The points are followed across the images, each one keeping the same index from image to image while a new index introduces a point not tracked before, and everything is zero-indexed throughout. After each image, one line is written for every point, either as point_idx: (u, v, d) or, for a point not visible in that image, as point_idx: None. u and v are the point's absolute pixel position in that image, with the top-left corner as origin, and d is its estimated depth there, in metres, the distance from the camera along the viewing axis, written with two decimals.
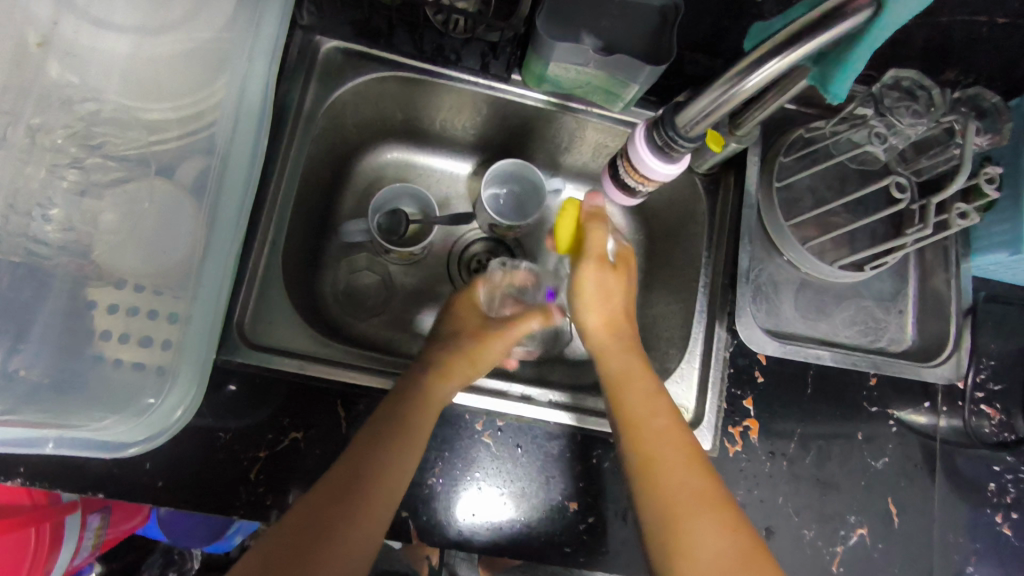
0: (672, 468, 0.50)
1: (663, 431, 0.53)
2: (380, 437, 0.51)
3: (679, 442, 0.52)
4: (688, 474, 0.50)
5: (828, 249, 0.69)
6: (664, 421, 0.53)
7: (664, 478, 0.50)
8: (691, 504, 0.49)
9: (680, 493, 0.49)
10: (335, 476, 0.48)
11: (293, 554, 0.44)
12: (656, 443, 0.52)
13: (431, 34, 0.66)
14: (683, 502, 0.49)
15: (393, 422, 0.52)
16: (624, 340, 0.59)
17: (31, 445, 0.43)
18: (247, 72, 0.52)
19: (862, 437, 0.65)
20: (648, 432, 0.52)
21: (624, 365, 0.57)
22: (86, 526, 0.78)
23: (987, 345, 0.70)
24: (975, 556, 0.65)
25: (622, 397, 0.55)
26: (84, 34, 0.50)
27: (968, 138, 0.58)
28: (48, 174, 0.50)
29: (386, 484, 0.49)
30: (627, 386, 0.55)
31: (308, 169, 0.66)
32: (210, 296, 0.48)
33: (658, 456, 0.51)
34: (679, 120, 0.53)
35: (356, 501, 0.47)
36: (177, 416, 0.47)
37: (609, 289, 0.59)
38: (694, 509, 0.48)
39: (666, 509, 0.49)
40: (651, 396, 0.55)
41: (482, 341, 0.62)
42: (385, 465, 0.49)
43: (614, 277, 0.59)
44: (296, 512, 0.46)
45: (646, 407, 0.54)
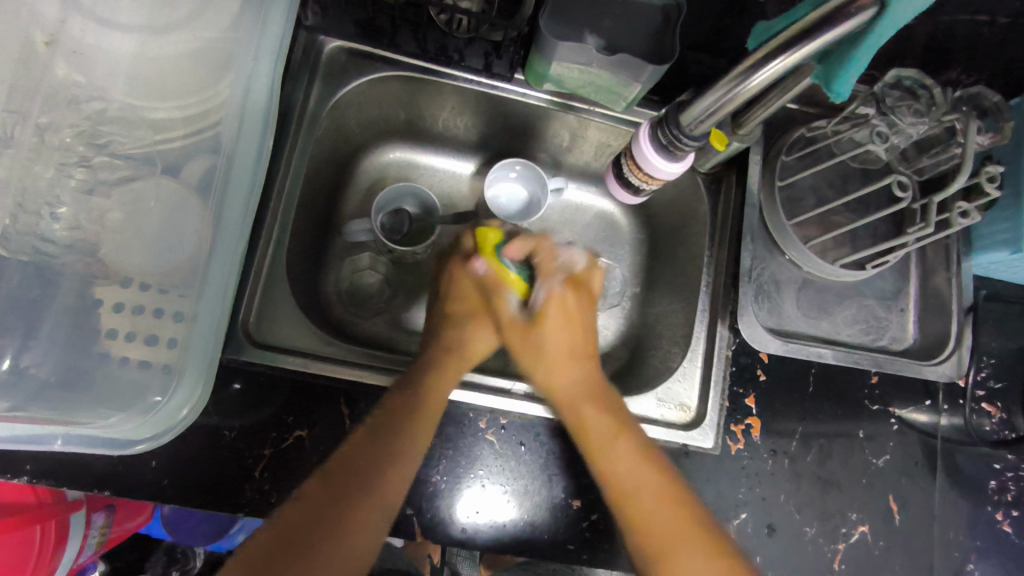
0: (643, 500, 0.52)
1: (627, 457, 0.54)
2: (384, 424, 0.52)
3: (648, 466, 0.54)
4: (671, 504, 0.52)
5: (829, 248, 0.69)
6: (630, 456, 0.54)
7: (636, 495, 0.53)
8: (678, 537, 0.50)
9: (659, 523, 0.51)
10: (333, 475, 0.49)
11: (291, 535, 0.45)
12: (625, 475, 0.53)
13: (435, 34, 0.66)
14: (668, 538, 0.50)
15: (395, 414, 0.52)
16: (580, 388, 0.59)
17: (40, 442, 0.44)
18: (252, 71, 0.52)
19: (863, 435, 0.65)
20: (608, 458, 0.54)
21: (578, 408, 0.57)
22: (89, 525, 0.78)
23: (988, 343, 0.70)
24: (976, 554, 0.65)
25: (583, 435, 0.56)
26: (91, 34, 0.51)
27: (970, 137, 0.58)
28: (56, 173, 0.50)
29: (389, 470, 0.50)
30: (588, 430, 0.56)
31: (312, 168, 0.67)
32: (216, 294, 0.48)
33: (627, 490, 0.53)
34: (684, 119, 0.54)
35: (358, 487, 0.48)
36: (183, 415, 0.48)
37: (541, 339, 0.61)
38: (683, 544, 0.50)
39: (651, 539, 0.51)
40: (611, 435, 0.55)
41: (472, 329, 0.63)
42: (393, 457, 0.50)
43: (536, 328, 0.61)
44: (295, 507, 0.47)
45: (606, 447, 0.55)
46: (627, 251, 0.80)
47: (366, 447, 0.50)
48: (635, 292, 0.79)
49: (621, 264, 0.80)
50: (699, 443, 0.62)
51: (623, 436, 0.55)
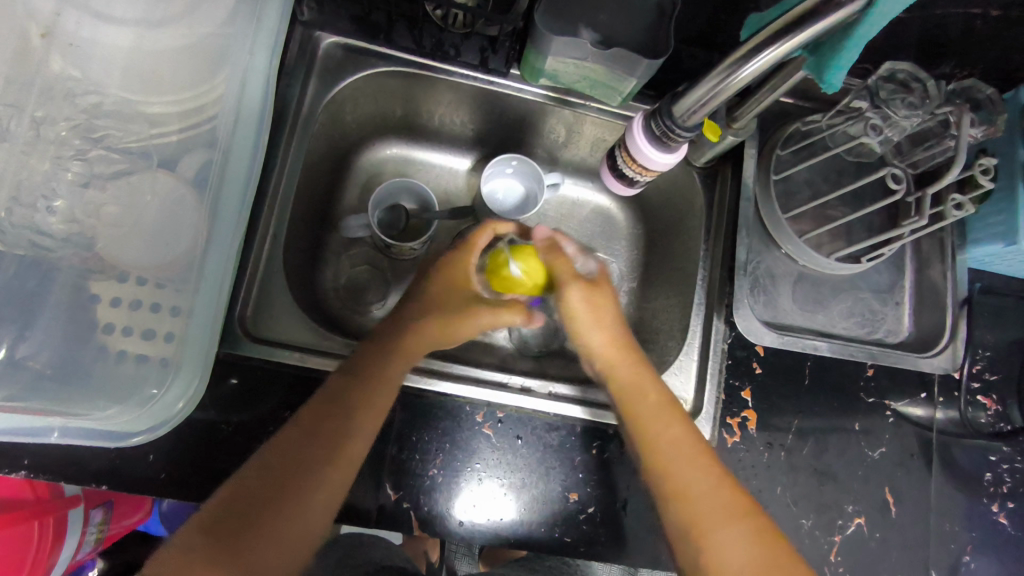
0: (686, 474, 0.52)
1: (661, 425, 0.54)
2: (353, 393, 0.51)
3: (686, 443, 0.53)
4: (694, 470, 0.52)
5: (825, 241, 0.69)
6: (672, 436, 0.54)
7: (683, 480, 0.52)
8: (708, 510, 0.50)
9: (693, 495, 0.51)
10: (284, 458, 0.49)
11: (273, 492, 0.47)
12: (664, 443, 0.53)
13: (431, 30, 0.66)
14: (700, 511, 0.50)
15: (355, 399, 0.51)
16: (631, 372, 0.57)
17: (37, 434, 0.44)
18: (248, 66, 0.52)
19: (859, 428, 0.66)
20: (662, 444, 0.54)
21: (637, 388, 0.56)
22: (88, 521, 0.78)
23: (983, 336, 0.70)
24: (972, 546, 0.65)
25: (636, 407, 0.56)
26: (86, 27, 0.51)
27: (964, 129, 0.58)
28: (52, 166, 0.50)
29: (356, 437, 0.50)
30: (635, 404, 0.56)
31: (308, 164, 0.67)
32: (212, 288, 0.49)
33: (668, 461, 0.53)
34: (676, 110, 0.54)
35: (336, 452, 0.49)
36: (179, 407, 0.48)
37: (600, 305, 0.60)
38: (715, 518, 0.50)
39: (686, 510, 0.51)
40: (660, 410, 0.55)
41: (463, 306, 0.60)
42: (348, 441, 0.50)
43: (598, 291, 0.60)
44: (240, 482, 0.47)
45: (657, 419, 0.55)
46: (623, 245, 0.81)
47: (332, 414, 0.50)
48: (632, 287, 0.79)
49: (618, 259, 0.80)
50: None
51: (674, 411, 0.55)
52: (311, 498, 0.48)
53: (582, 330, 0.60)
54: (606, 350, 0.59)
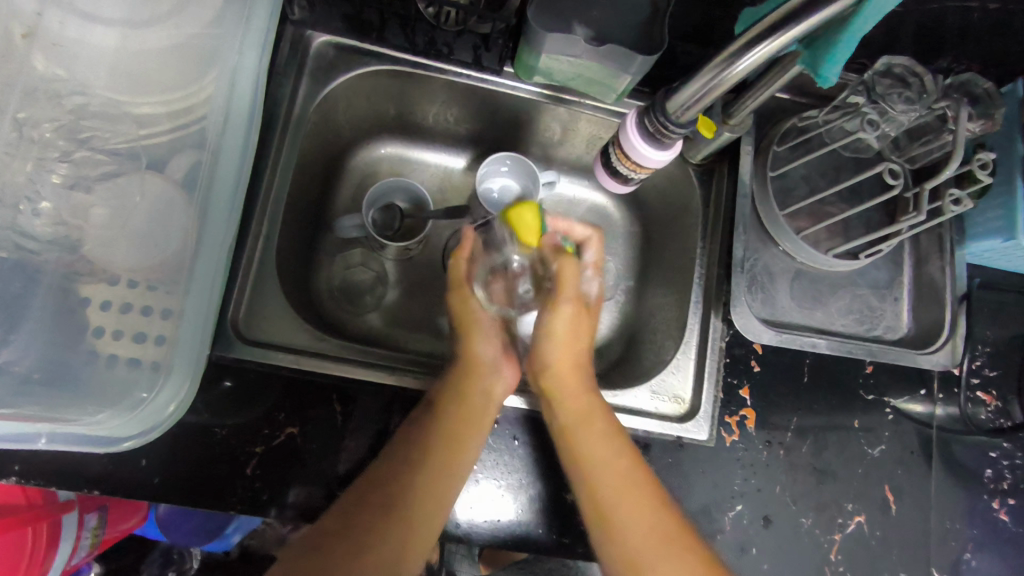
0: (625, 515, 0.53)
1: (599, 452, 0.56)
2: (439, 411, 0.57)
3: (642, 487, 0.55)
4: (634, 499, 0.54)
5: (823, 238, 0.69)
6: (618, 474, 0.55)
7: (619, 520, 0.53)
8: (640, 540, 0.52)
9: (627, 526, 0.53)
10: (371, 479, 0.53)
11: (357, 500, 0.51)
12: (597, 472, 0.55)
13: (424, 27, 0.66)
14: (633, 544, 0.52)
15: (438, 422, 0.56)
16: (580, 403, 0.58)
17: (25, 440, 0.43)
18: (236, 65, 0.52)
19: (858, 426, 0.65)
20: (599, 479, 0.55)
21: (586, 421, 0.57)
22: (83, 526, 0.77)
23: (983, 332, 0.70)
24: (973, 543, 0.65)
25: (576, 435, 0.56)
26: (71, 27, 0.50)
27: (960, 123, 0.57)
28: (35, 168, 0.49)
29: (436, 443, 0.55)
30: (576, 434, 0.56)
31: (301, 165, 0.66)
32: (203, 291, 0.48)
33: (605, 495, 0.54)
34: (670, 106, 0.53)
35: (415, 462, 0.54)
36: (170, 411, 0.47)
37: (578, 330, 0.62)
38: (647, 548, 0.52)
39: (615, 539, 0.53)
40: (608, 442, 0.56)
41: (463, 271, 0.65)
42: (431, 453, 0.54)
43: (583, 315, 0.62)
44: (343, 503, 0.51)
45: (603, 455, 0.56)
46: (621, 244, 0.80)
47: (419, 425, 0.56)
48: (629, 286, 0.78)
49: (615, 257, 0.80)
50: (692, 435, 0.62)
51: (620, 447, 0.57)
52: (411, 513, 0.51)
53: (545, 342, 0.61)
54: (557, 370, 0.60)
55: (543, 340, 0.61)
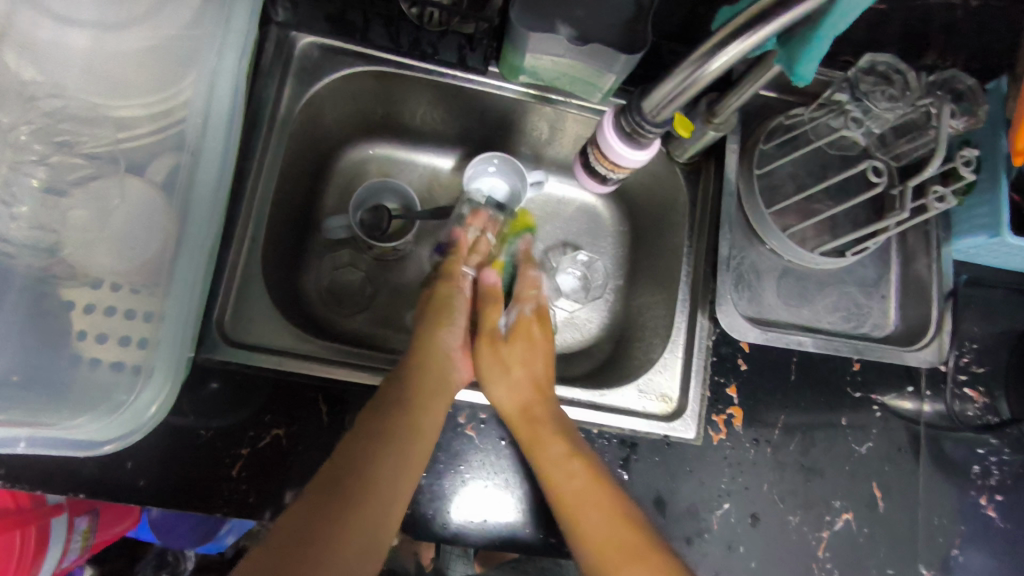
0: (591, 518, 0.51)
1: (566, 472, 0.53)
2: (404, 403, 0.54)
3: (602, 501, 0.52)
4: (605, 511, 0.51)
5: (810, 236, 0.69)
6: (582, 477, 0.53)
7: (592, 529, 0.51)
8: (617, 550, 0.50)
9: (604, 536, 0.50)
10: (326, 477, 0.48)
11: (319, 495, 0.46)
12: (567, 484, 0.53)
13: (408, 27, 0.65)
14: (613, 551, 0.50)
15: (388, 420, 0.52)
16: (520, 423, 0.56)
17: (3, 444, 0.43)
18: (216, 67, 0.52)
19: (846, 424, 0.65)
20: (569, 487, 0.53)
21: (537, 433, 0.55)
22: (72, 529, 0.77)
23: (970, 328, 0.70)
24: (961, 539, 0.65)
25: (539, 441, 0.55)
26: (44, 29, 0.49)
27: (943, 120, 0.57)
28: (11, 171, 0.49)
29: (402, 434, 0.52)
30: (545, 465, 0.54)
31: (287, 167, 0.66)
32: (182, 293, 0.48)
33: (578, 511, 0.52)
34: (647, 105, 0.53)
35: (379, 452, 0.50)
36: (150, 413, 0.47)
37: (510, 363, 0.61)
38: (625, 556, 0.49)
39: (597, 552, 0.50)
40: (563, 458, 0.54)
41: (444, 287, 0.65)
42: (396, 445, 0.51)
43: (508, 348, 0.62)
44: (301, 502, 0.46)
45: (559, 469, 0.54)
46: (609, 243, 0.80)
47: (383, 415, 0.53)
48: (618, 285, 0.78)
49: (604, 256, 0.80)
50: (679, 434, 0.63)
51: (575, 461, 0.54)
52: (378, 502, 0.47)
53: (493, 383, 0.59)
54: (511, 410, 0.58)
55: (489, 383, 0.60)
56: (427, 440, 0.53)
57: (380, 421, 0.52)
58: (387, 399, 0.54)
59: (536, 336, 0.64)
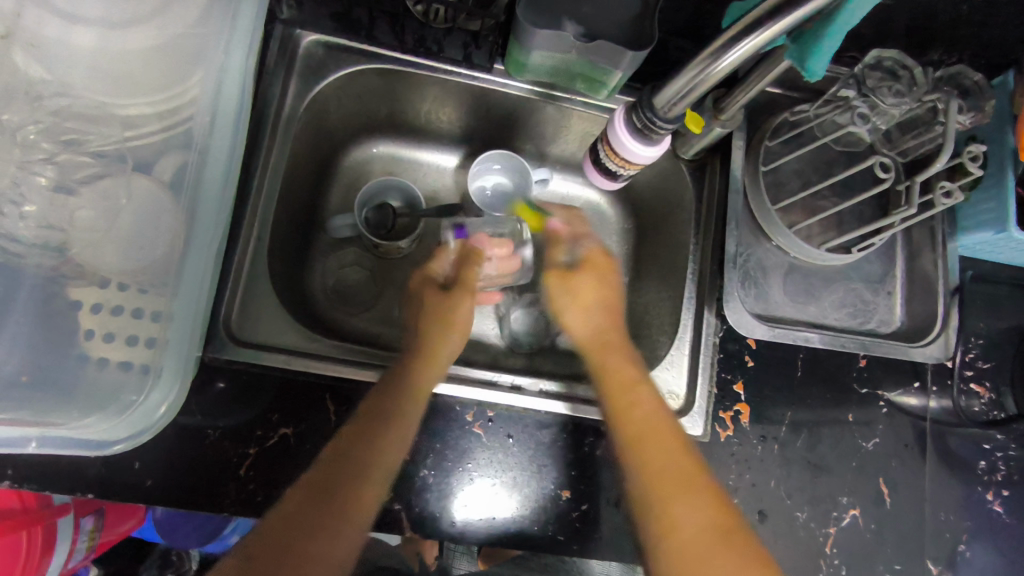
0: (651, 444, 0.51)
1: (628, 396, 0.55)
2: (391, 407, 0.52)
3: (662, 430, 0.52)
4: (661, 446, 0.51)
5: (815, 232, 0.69)
6: (648, 402, 0.54)
7: (651, 454, 0.51)
8: (665, 479, 0.49)
9: (656, 465, 0.50)
10: (315, 482, 0.48)
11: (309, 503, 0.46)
12: (635, 408, 0.53)
13: (413, 24, 0.65)
14: (668, 481, 0.49)
15: (377, 415, 0.52)
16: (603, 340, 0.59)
17: (14, 445, 0.43)
18: (223, 66, 0.52)
19: (852, 420, 0.65)
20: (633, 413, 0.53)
21: (611, 361, 0.57)
22: (78, 530, 0.77)
23: (975, 324, 0.70)
24: (968, 535, 0.65)
25: (609, 361, 0.57)
26: (49, 26, 0.49)
27: (951, 117, 0.57)
28: (20, 171, 0.49)
29: (391, 436, 0.51)
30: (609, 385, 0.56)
31: (293, 166, 0.66)
32: (190, 293, 0.48)
33: (643, 433, 0.52)
34: (658, 101, 0.54)
35: (369, 455, 0.49)
36: (161, 412, 0.48)
37: (580, 292, 0.61)
38: (672, 490, 0.49)
39: (648, 481, 0.50)
40: (630, 383, 0.55)
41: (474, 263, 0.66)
42: (384, 445, 0.50)
43: (576, 279, 0.61)
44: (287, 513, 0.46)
45: (625, 392, 0.55)
46: (614, 240, 0.80)
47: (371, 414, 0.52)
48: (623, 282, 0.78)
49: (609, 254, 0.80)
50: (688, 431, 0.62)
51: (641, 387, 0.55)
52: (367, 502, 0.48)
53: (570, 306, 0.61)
54: (586, 336, 0.60)
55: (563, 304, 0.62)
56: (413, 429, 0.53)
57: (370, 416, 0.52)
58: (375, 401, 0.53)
59: (607, 266, 0.62)
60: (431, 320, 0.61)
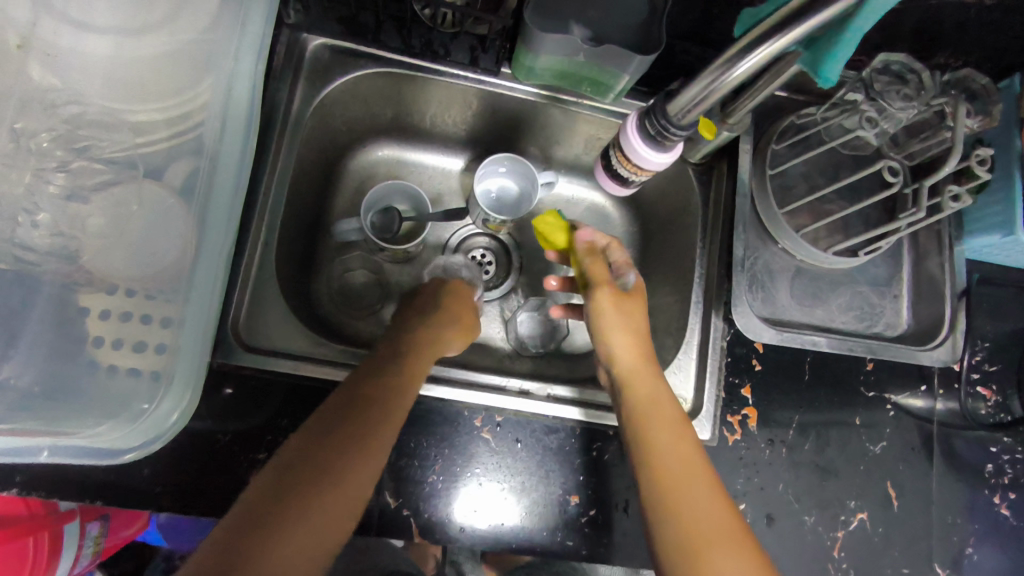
0: (688, 484, 0.48)
1: (661, 429, 0.52)
2: (376, 410, 0.50)
3: (690, 457, 0.50)
4: (691, 479, 0.49)
5: (822, 235, 0.69)
6: (673, 431, 0.52)
7: (681, 490, 0.48)
8: (704, 528, 0.46)
9: (697, 513, 0.47)
10: (289, 478, 0.44)
11: (282, 492, 0.43)
12: (662, 437, 0.51)
13: (420, 29, 0.65)
14: (705, 525, 0.46)
15: (355, 416, 0.49)
16: (640, 366, 0.56)
17: (24, 454, 0.43)
18: (232, 71, 0.51)
19: (860, 423, 0.65)
20: (663, 441, 0.51)
21: (652, 387, 0.55)
22: (84, 535, 0.77)
23: (982, 327, 0.70)
24: (974, 537, 0.65)
25: (650, 382, 0.55)
26: (63, 35, 0.49)
27: (960, 120, 0.57)
28: (34, 179, 0.49)
29: (376, 437, 0.49)
30: (650, 416, 0.52)
31: (299, 170, 0.66)
32: (202, 298, 0.48)
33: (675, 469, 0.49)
34: (671, 108, 0.53)
35: (354, 451, 0.47)
36: (173, 420, 0.47)
37: (631, 318, 0.58)
38: (711, 540, 0.45)
39: (682, 522, 0.46)
40: (665, 402, 0.54)
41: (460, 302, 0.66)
42: (370, 447, 0.48)
43: (630, 302, 0.59)
44: (254, 500, 0.43)
45: (656, 411, 0.53)
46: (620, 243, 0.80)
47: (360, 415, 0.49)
48: None
49: None
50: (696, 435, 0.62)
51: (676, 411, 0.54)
52: (346, 501, 0.45)
53: (613, 333, 0.57)
54: (630, 362, 0.56)
55: (607, 334, 0.58)
56: (392, 430, 0.50)
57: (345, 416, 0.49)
58: (364, 402, 0.50)
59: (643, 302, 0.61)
60: (450, 333, 0.62)
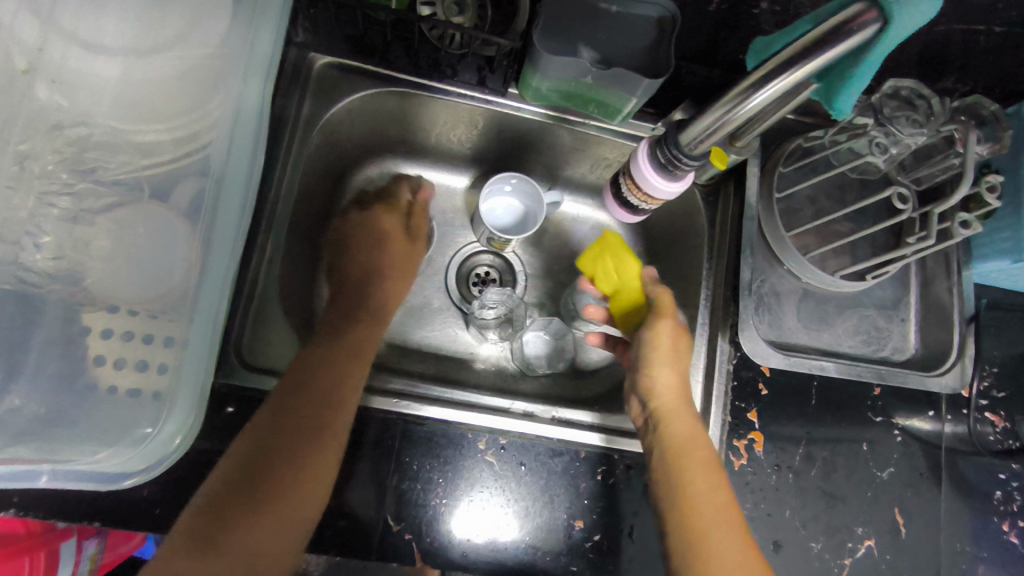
0: (706, 514, 0.51)
1: (692, 462, 0.52)
2: (317, 400, 0.55)
3: (718, 486, 0.52)
4: (717, 511, 0.51)
5: (829, 258, 0.68)
6: (702, 464, 0.53)
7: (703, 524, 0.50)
8: (717, 563, 0.49)
9: (718, 555, 0.49)
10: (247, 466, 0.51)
11: (235, 484, 0.50)
12: (693, 470, 0.52)
13: (427, 49, 0.65)
14: (719, 558, 0.49)
15: (311, 421, 0.54)
16: (682, 399, 0.56)
17: (26, 478, 0.43)
18: (240, 91, 0.51)
19: (867, 448, 0.65)
20: (691, 471, 0.52)
21: (691, 421, 0.55)
22: (81, 553, 0.76)
23: (990, 352, 0.70)
24: (982, 564, 0.64)
25: (680, 409, 0.55)
26: (73, 58, 0.49)
27: (970, 146, 0.56)
28: (38, 203, 0.48)
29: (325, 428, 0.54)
30: (683, 449, 0.53)
31: (305, 187, 0.66)
32: (206, 320, 0.47)
33: (696, 503, 0.51)
34: (684, 138, 0.53)
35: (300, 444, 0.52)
36: (175, 444, 0.46)
37: (680, 355, 0.57)
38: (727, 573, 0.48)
39: (697, 554, 0.49)
40: (695, 433, 0.54)
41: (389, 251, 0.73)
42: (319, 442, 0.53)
43: (686, 342, 0.58)
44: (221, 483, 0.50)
45: (692, 444, 0.53)
46: None
47: (306, 407, 0.54)
48: None
49: None
50: None
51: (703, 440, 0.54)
52: (303, 488, 0.51)
53: (661, 366, 0.57)
54: (664, 399, 0.56)
55: (650, 366, 0.57)
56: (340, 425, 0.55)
57: (302, 417, 0.54)
58: (312, 388, 0.55)
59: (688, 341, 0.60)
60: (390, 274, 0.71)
